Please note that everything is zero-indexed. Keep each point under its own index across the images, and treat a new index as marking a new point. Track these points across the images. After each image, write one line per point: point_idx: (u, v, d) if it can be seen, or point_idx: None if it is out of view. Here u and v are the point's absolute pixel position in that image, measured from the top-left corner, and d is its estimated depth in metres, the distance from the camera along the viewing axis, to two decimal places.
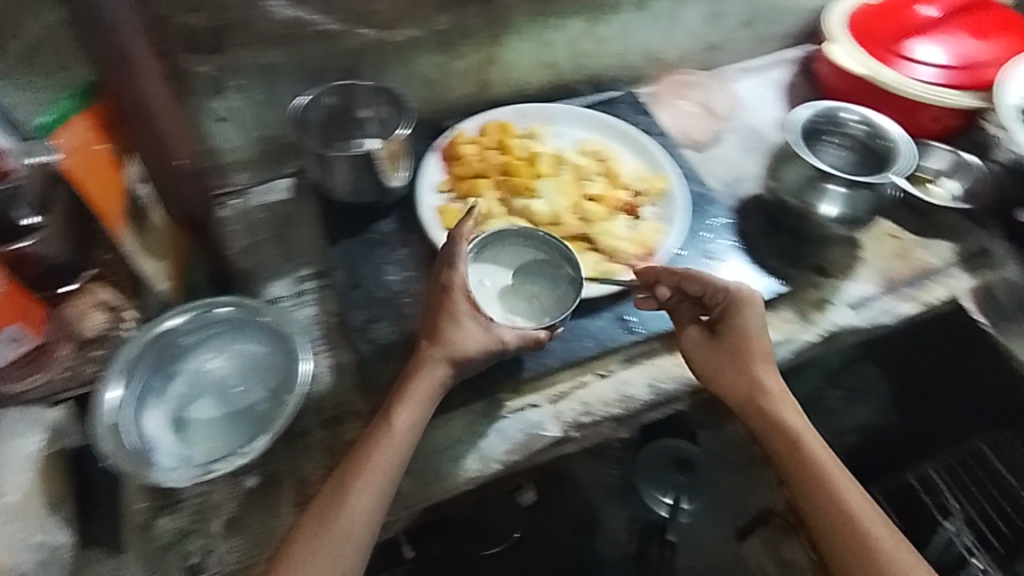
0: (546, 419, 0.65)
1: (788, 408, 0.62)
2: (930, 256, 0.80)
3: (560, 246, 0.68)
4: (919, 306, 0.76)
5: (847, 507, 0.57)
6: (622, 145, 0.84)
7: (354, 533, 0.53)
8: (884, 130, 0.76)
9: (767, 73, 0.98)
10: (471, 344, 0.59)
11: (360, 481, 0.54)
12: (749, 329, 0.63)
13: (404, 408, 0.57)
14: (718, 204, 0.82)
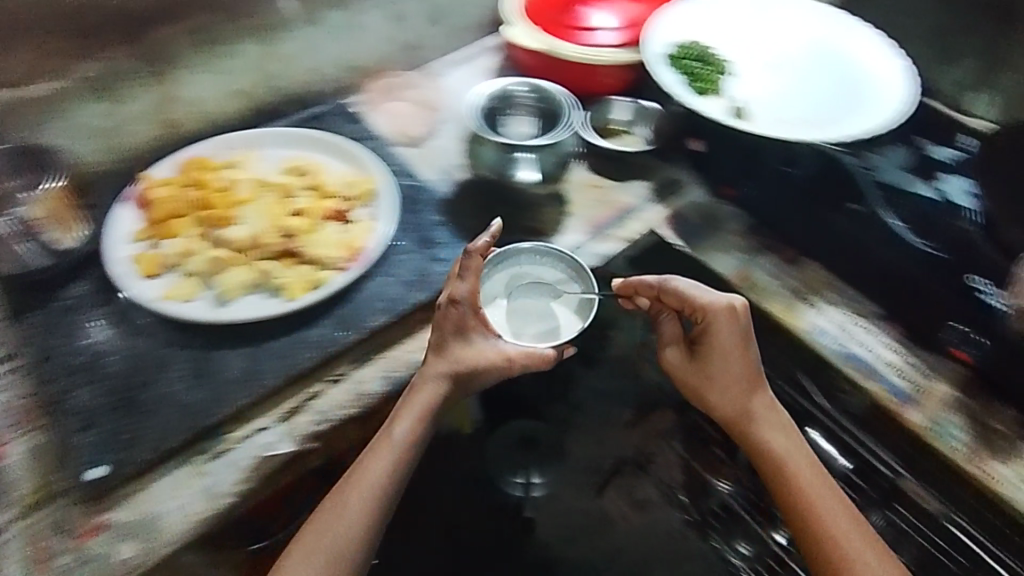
0: (279, 438, 0.65)
1: (771, 420, 0.70)
2: (626, 195, 0.90)
3: (567, 263, 0.76)
4: (620, 241, 0.86)
5: (814, 503, 0.65)
6: (328, 155, 0.85)
7: (344, 542, 0.60)
8: (548, 92, 0.89)
9: (473, 62, 1.00)
10: (489, 357, 0.67)
11: (364, 493, 0.62)
12: (733, 355, 0.69)
13: (411, 423, 0.66)
14: (430, 197, 0.85)
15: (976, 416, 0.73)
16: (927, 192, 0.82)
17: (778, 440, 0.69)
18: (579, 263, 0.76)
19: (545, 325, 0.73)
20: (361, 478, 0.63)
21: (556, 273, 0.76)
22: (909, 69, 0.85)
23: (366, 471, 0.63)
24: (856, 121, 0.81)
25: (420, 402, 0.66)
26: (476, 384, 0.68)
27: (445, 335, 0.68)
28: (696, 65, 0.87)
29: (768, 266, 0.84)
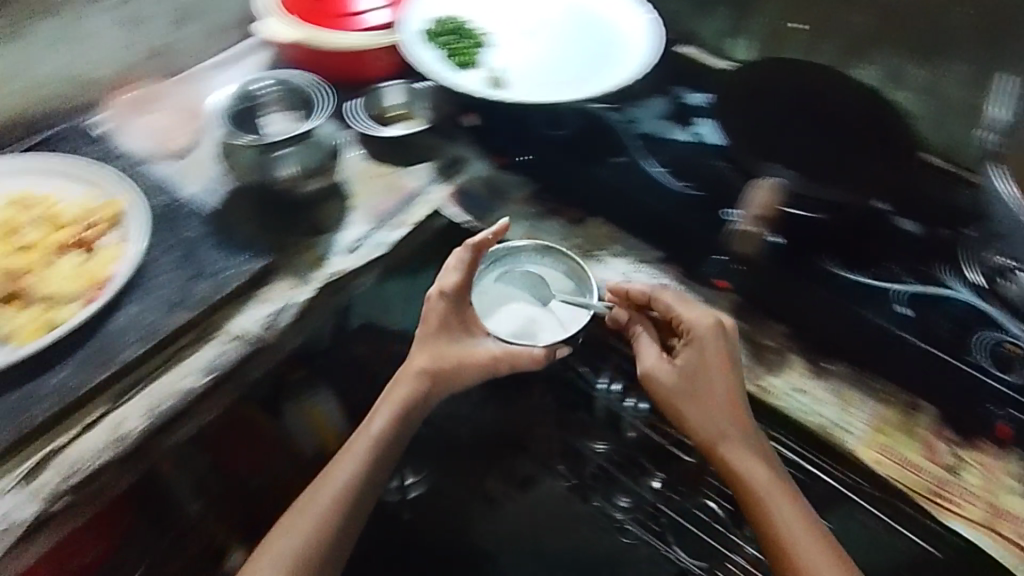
0: (18, 504, 0.64)
1: (746, 439, 0.70)
2: (409, 180, 0.91)
3: (574, 264, 0.80)
4: (403, 225, 0.87)
5: (782, 519, 0.67)
6: (64, 179, 0.81)
7: (325, 521, 0.69)
8: (291, 79, 0.87)
9: (240, 64, 0.96)
10: (475, 356, 0.76)
11: (344, 482, 0.71)
12: (713, 372, 0.71)
13: (388, 422, 0.75)
14: (191, 213, 0.81)
15: (746, 334, 0.79)
16: (684, 136, 0.89)
17: (751, 460, 0.69)
18: (576, 263, 0.79)
19: (524, 327, 0.76)
20: (343, 469, 0.72)
21: (555, 272, 0.80)
22: (655, 23, 0.92)
23: (347, 463, 0.73)
24: (608, 76, 0.87)
25: (399, 401, 0.76)
26: (452, 382, 0.77)
27: (424, 337, 0.78)
28: (453, 41, 0.91)
29: (554, 227, 0.89)
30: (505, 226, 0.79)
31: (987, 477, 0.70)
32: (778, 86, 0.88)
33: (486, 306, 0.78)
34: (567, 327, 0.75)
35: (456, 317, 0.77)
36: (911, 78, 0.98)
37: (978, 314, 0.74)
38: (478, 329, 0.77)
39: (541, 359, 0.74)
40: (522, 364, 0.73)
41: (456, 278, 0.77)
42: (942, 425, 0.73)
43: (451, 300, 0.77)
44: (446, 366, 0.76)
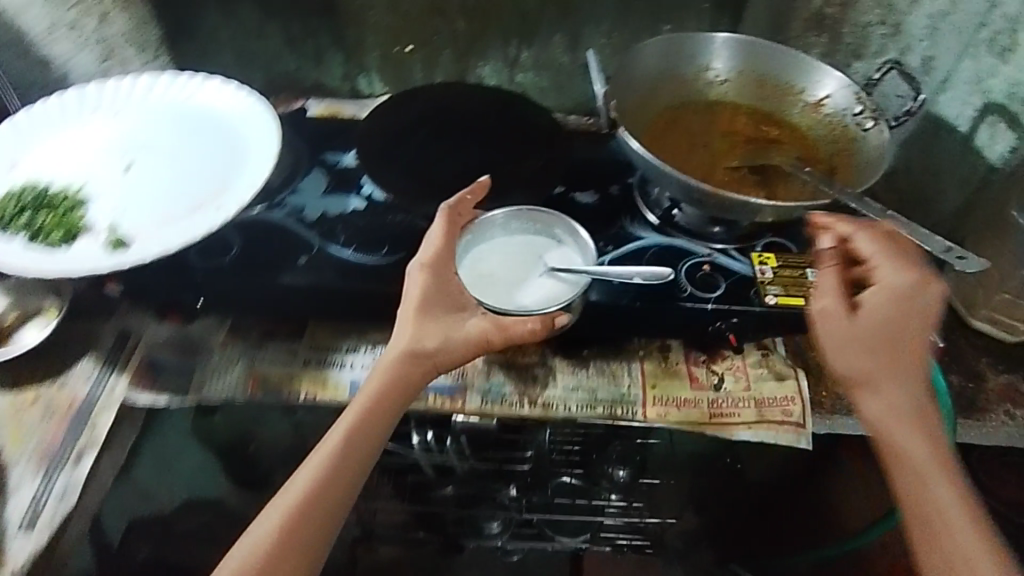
0: None
1: (915, 397, 0.63)
2: (74, 390, 0.75)
3: (565, 225, 0.79)
4: (88, 448, 0.71)
5: (927, 488, 0.60)
6: None
7: (292, 516, 0.62)
8: None
9: None
10: (462, 332, 0.68)
11: (307, 481, 0.63)
12: (894, 328, 0.64)
13: (365, 412, 0.66)
14: None
15: (507, 362, 0.81)
16: (356, 203, 0.85)
17: (902, 417, 0.62)
18: (569, 224, 0.79)
19: (519, 298, 0.73)
20: (308, 469, 0.64)
21: (546, 237, 0.79)
22: (262, 102, 0.84)
23: (317, 455, 0.65)
24: (238, 184, 0.77)
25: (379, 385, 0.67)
26: (436, 360, 0.67)
27: (412, 314, 0.68)
28: (33, 214, 0.73)
29: (274, 354, 0.80)
30: (486, 184, 0.75)
31: (741, 378, 0.80)
32: (420, 120, 0.90)
33: (479, 282, 0.75)
34: (566, 285, 0.74)
35: (445, 291, 0.70)
36: (525, 60, 1.09)
37: (672, 251, 0.82)
38: (467, 299, 0.71)
39: (539, 331, 0.67)
40: (516, 334, 0.67)
41: (438, 241, 0.72)
42: (691, 353, 0.82)
43: (432, 271, 0.70)
44: (429, 347, 0.67)
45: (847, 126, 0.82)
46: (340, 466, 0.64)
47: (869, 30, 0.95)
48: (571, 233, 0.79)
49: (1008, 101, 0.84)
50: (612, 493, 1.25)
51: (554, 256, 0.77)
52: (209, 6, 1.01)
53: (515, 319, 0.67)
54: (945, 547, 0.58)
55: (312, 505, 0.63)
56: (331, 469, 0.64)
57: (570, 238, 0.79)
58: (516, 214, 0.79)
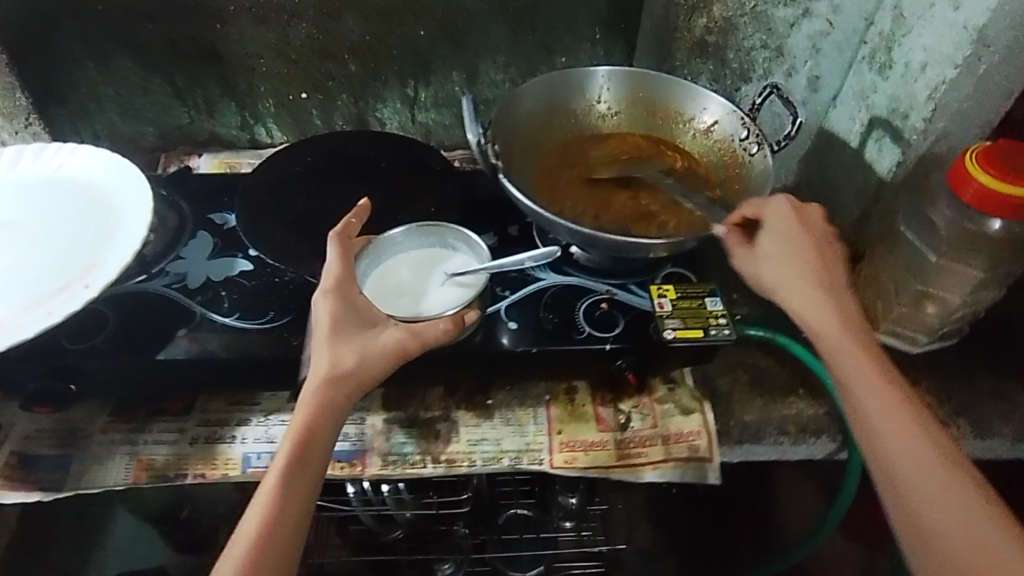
0: None
1: (841, 310, 0.63)
2: None
3: (462, 235, 0.77)
4: None
5: (881, 412, 0.59)
6: None
7: (258, 553, 0.56)
8: None
9: None
10: (378, 345, 0.63)
11: (253, 527, 0.57)
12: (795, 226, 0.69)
13: (299, 442, 0.60)
14: None
15: (409, 419, 0.78)
16: (242, 264, 0.81)
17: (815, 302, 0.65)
18: (465, 233, 0.76)
19: (427, 307, 0.71)
20: (257, 505, 0.58)
21: (445, 248, 0.77)
22: (133, 165, 0.81)
23: (259, 497, 0.59)
24: (111, 255, 0.73)
25: (305, 415, 0.61)
26: (372, 366, 0.63)
27: (325, 336, 0.63)
28: None
29: (160, 434, 0.76)
30: (366, 206, 0.72)
31: (648, 414, 0.79)
32: (309, 169, 0.87)
33: (385, 298, 0.71)
34: (467, 289, 0.72)
35: (354, 308, 0.65)
36: (424, 99, 1.07)
37: (570, 290, 0.81)
38: (376, 312, 0.66)
39: (451, 330, 0.64)
40: (429, 338, 0.64)
41: (336, 262, 0.67)
42: (598, 393, 0.81)
43: (337, 294, 0.65)
44: (350, 366, 0.62)
45: (735, 149, 0.83)
46: (286, 503, 0.58)
47: (754, 53, 0.97)
48: (464, 240, 0.77)
49: (890, 115, 0.82)
50: (566, 522, 1.23)
51: (455, 265, 0.75)
52: (86, 64, 0.98)
53: (426, 322, 0.65)
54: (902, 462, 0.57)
55: (266, 549, 0.57)
56: (278, 507, 0.58)
57: (464, 245, 0.77)
58: (411, 231, 0.76)
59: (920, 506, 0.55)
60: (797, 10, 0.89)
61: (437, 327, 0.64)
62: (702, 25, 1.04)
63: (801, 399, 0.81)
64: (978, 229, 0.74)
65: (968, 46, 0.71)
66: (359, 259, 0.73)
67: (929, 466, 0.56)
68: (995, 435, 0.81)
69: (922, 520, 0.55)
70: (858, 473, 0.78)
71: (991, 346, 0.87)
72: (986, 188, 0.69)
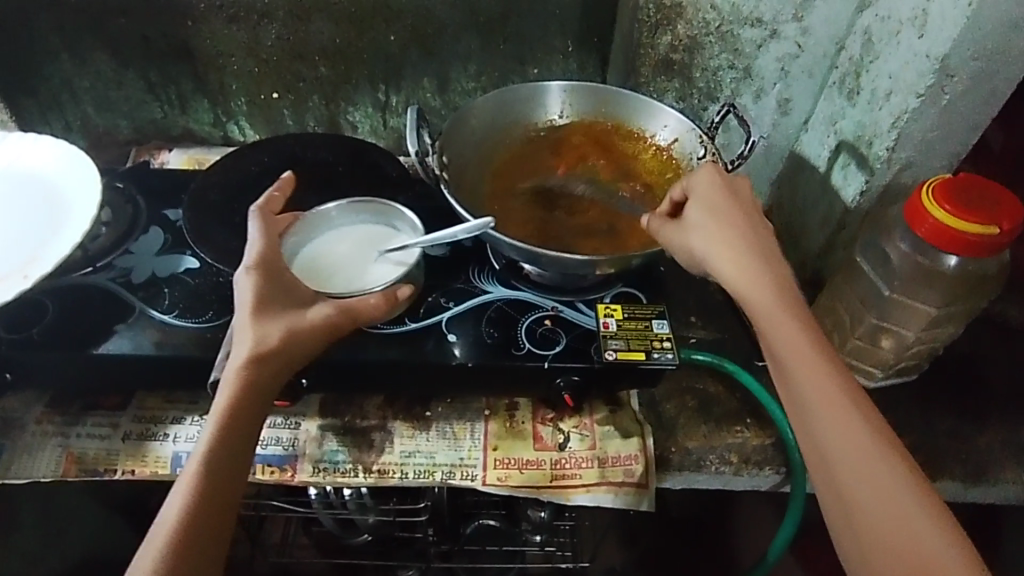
0: None
1: (759, 268, 0.61)
2: None
3: (400, 212, 0.77)
4: None
5: (804, 382, 0.55)
6: None
7: (186, 536, 0.54)
8: None
9: None
10: (307, 322, 0.63)
11: (176, 515, 0.54)
12: (720, 199, 0.66)
13: (222, 425, 0.58)
14: None
15: (344, 426, 0.78)
16: (189, 262, 0.81)
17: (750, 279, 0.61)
18: (403, 211, 0.77)
19: (361, 284, 0.72)
20: (180, 488, 0.56)
21: (384, 227, 0.78)
22: (88, 160, 0.80)
23: (179, 487, 0.56)
24: (51, 247, 0.73)
25: (228, 396, 0.59)
26: (299, 344, 0.62)
27: (250, 315, 0.62)
28: None
29: (94, 428, 0.76)
30: (291, 180, 0.75)
31: (588, 435, 0.77)
32: (265, 171, 0.87)
33: (315, 275, 0.72)
34: (402, 266, 0.73)
35: (281, 286, 0.65)
36: (396, 105, 1.08)
37: (517, 304, 0.80)
38: (304, 290, 0.67)
39: (383, 306, 0.68)
40: (363, 313, 0.67)
41: (259, 242, 0.67)
42: (539, 411, 0.80)
43: (264, 270, 0.65)
44: (277, 343, 0.61)
45: (688, 166, 0.82)
46: (211, 485, 0.56)
47: (720, 74, 0.94)
48: (401, 218, 0.77)
49: (856, 141, 0.80)
50: (534, 535, 1.20)
51: (392, 244, 0.76)
52: (60, 56, 0.99)
53: (359, 299, 0.67)
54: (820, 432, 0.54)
55: (191, 537, 0.54)
56: (202, 492, 0.56)
57: (401, 224, 0.78)
58: (349, 208, 0.77)
59: (849, 485, 0.52)
60: (763, 32, 0.86)
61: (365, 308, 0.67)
62: (666, 43, 1.00)
63: (748, 429, 0.79)
64: (932, 264, 0.72)
65: (930, 76, 0.69)
66: (286, 239, 0.73)
67: (857, 443, 0.52)
68: (948, 477, 0.78)
69: (849, 498, 0.51)
70: (800, 511, 0.76)
71: (951, 384, 0.85)
72: (941, 224, 0.67)
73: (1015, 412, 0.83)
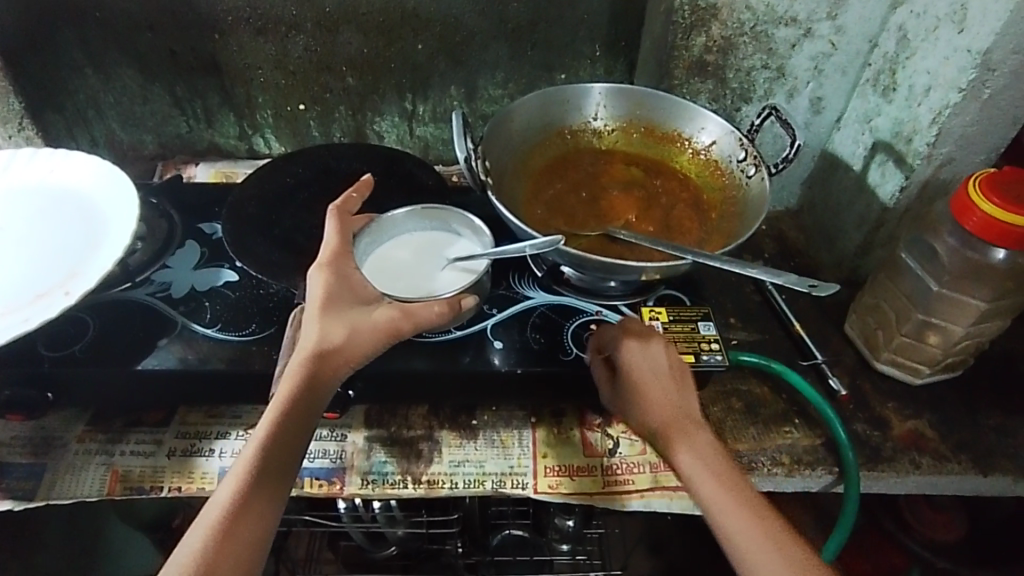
0: None
1: (681, 417, 0.61)
2: None
3: (468, 221, 0.77)
4: None
5: (729, 532, 0.54)
6: None
7: (234, 518, 0.55)
8: None
9: None
10: (371, 322, 0.63)
11: (227, 498, 0.56)
12: (639, 364, 0.65)
13: (281, 412, 0.59)
14: None
15: (390, 437, 0.77)
16: (228, 275, 0.81)
17: (677, 434, 0.60)
18: (472, 217, 0.77)
19: (425, 288, 0.71)
20: (234, 472, 0.57)
21: (451, 234, 0.78)
22: (123, 174, 0.79)
23: (236, 469, 0.58)
24: (92, 264, 0.72)
25: (291, 387, 0.60)
26: (360, 345, 0.63)
27: (317, 310, 0.63)
28: None
29: (137, 445, 0.75)
30: (369, 179, 0.75)
31: (637, 441, 0.77)
32: (300, 183, 0.87)
33: (382, 278, 0.71)
34: (469, 275, 0.72)
35: (347, 283, 0.66)
36: (422, 114, 1.08)
37: (561, 309, 0.79)
38: (370, 291, 0.67)
39: (445, 314, 0.66)
40: (423, 320, 0.65)
41: (334, 237, 0.70)
42: (585, 417, 0.79)
43: (333, 268, 0.67)
44: (340, 340, 0.62)
45: (729, 169, 0.83)
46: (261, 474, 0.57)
47: (754, 74, 0.90)
48: (468, 225, 0.77)
49: (894, 138, 0.80)
50: (562, 543, 1.18)
51: (457, 251, 0.75)
52: (86, 72, 0.99)
53: (420, 304, 0.66)
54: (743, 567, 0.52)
55: (237, 520, 0.55)
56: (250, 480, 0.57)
57: (468, 231, 0.77)
58: (419, 213, 0.77)
59: None
60: (797, 31, 0.84)
61: (428, 311, 0.65)
62: (700, 45, 0.88)
63: (796, 430, 0.79)
64: (980, 258, 0.71)
65: (971, 72, 0.68)
66: (359, 238, 0.73)
67: None
68: (998, 472, 0.76)
69: None
70: (854, 512, 0.75)
71: (995, 382, 0.84)
72: (990, 217, 0.66)
73: None
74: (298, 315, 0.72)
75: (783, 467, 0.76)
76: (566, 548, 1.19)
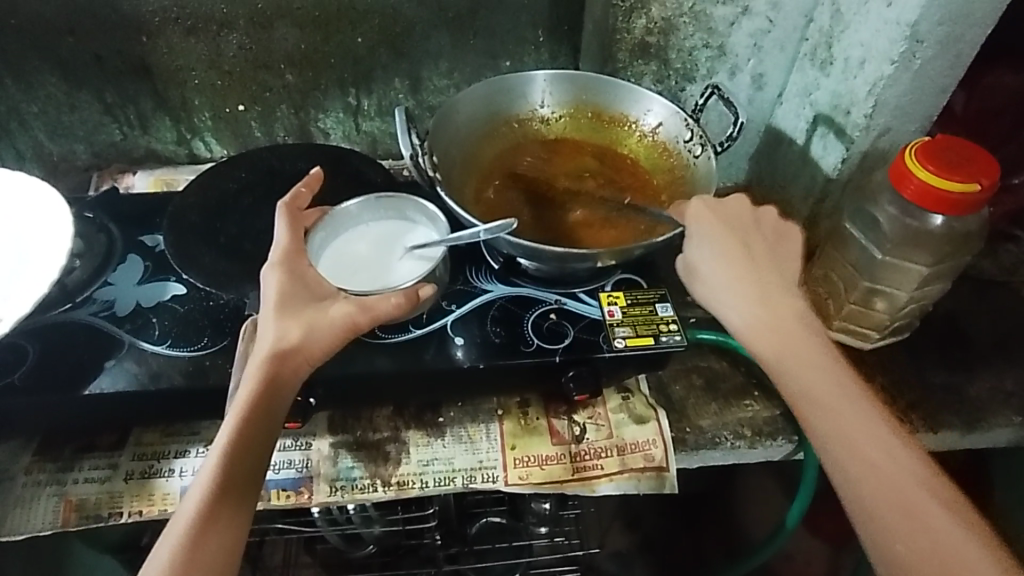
0: None
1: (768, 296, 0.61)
2: None
3: (422, 206, 0.76)
4: None
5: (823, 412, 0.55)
6: None
7: (204, 530, 0.54)
8: None
9: None
10: (327, 320, 0.63)
11: (192, 508, 0.55)
12: (721, 226, 0.65)
13: (242, 417, 0.58)
14: None
15: (356, 442, 0.76)
16: (175, 288, 0.78)
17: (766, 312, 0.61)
18: (426, 202, 0.76)
19: (384, 280, 0.70)
20: (200, 481, 0.57)
21: (407, 220, 0.76)
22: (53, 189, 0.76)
23: (201, 478, 0.57)
24: (26, 287, 0.68)
25: (251, 388, 0.59)
26: (319, 345, 0.62)
27: (273, 311, 0.63)
28: None
29: (91, 471, 0.72)
30: (320, 174, 0.75)
31: (603, 425, 0.78)
32: (245, 187, 0.84)
33: (338, 272, 0.70)
34: (428, 263, 0.72)
35: (303, 280, 0.65)
36: (368, 108, 1.06)
37: (518, 301, 0.79)
38: (325, 287, 0.67)
39: (404, 306, 0.65)
40: (383, 313, 0.64)
41: (285, 234, 0.69)
42: (551, 406, 0.79)
43: (286, 267, 0.66)
44: (299, 339, 0.61)
45: (676, 150, 0.84)
46: (225, 487, 0.56)
47: (695, 54, 0.93)
48: (424, 213, 0.76)
49: (833, 112, 0.81)
50: (539, 527, 1.15)
51: (414, 238, 0.74)
52: (5, 81, 0.93)
53: (379, 298, 0.65)
54: (842, 433, 0.53)
55: (205, 530, 0.54)
56: (219, 486, 0.56)
57: (424, 217, 0.76)
58: (372, 204, 0.75)
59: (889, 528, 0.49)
60: (735, 10, 0.85)
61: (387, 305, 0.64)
62: (642, 26, 0.95)
63: (756, 402, 0.81)
64: (920, 225, 0.74)
65: (902, 44, 0.69)
66: (312, 233, 0.72)
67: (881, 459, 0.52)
68: (945, 427, 0.80)
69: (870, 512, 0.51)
70: (813, 478, 0.78)
71: (940, 341, 0.88)
72: (926, 185, 0.69)
73: (1001, 361, 0.86)
74: (251, 327, 0.70)
75: (745, 440, 0.78)
76: (543, 531, 1.16)
